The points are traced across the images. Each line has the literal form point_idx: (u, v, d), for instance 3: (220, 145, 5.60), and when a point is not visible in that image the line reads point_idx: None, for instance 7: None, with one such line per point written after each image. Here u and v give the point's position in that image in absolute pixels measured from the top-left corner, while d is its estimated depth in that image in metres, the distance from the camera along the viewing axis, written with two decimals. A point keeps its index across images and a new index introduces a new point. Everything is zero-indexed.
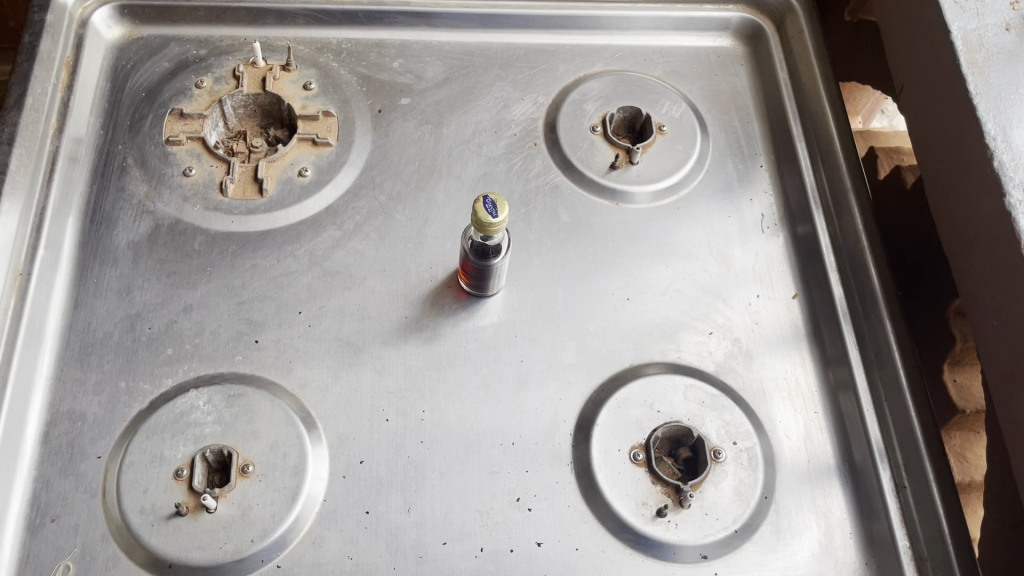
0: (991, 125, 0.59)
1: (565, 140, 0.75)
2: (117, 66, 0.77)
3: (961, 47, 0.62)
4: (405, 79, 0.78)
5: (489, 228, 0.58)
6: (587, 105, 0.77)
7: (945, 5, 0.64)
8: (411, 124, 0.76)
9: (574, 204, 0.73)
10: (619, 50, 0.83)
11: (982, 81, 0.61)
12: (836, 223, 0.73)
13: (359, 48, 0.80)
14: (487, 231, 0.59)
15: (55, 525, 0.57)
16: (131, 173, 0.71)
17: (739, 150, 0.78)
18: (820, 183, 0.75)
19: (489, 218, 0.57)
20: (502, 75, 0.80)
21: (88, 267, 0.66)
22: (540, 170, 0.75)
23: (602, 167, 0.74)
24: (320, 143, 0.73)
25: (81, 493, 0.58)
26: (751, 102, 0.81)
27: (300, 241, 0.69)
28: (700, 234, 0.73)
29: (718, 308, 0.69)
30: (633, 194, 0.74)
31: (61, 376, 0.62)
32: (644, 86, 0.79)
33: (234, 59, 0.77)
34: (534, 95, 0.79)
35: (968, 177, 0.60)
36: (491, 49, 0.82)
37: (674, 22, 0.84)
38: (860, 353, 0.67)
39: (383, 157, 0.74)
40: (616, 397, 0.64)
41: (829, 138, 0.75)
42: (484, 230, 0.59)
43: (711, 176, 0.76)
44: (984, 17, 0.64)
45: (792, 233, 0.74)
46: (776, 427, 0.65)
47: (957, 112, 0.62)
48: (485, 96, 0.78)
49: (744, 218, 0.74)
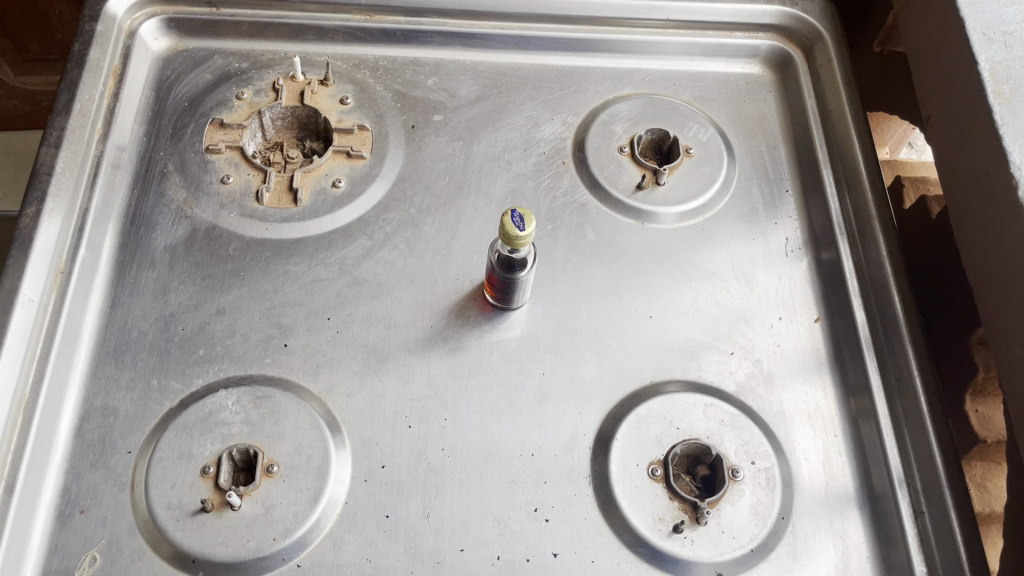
0: (1016, 155, 0.59)
1: (593, 159, 0.77)
2: (161, 77, 0.79)
3: (988, 78, 0.63)
4: (438, 97, 0.80)
5: (515, 241, 0.59)
6: (615, 126, 0.79)
7: (974, 37, 0.65)
8: (443, 140, 0.78)
9: (600, 223, 0.75)
10: (649, 74, 0.84)
11: (1008, 112, 0.61)
12: (861, 249, 0.73)
13: (395, 65, 0.82)
14: (515, 244, 0.60)
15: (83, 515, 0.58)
16: (171, 180, 0.73)
17: (765, 175, 0.79)
18: (846, 210, 0.76)
19: (516, 231, 0.59)
20: (533, 95, 0.82)
21: (126, 268, 0.69)
22: (567, 188, 0.76)
23: (629, 187, 0.76)
24: (355, 156, 0.75)
25: (110, 486, 0.59)
26: (778, 128, 0.82)
27: (331, 249, 0.71)
28: (724, 256, 0.74)
29: (740, 330, 0.70)
30: (658, 214, 0.75)
31: (95, 373, 0.64)
32: (671, 109, 0.81)
33: (274, 73, 0.79)
34: (564, 115, 0.81)
35: (995, 206, 0.60)
36: (524, 69, 0.83)
37: (703, 48, 0.85)
38: (881, 379, 0.67)
39: (415, 171, 0.76)
40: (636, 413, 0.64)
41: (855, 165, 0.76)
42: (511, 244, 0.60)
43: (736, 199, 0.77)
44: (1012, 49, 0.64)
45: (815, 259, 0.74)
46: (795, 449, 0.65)
47: (984, 141, 0.62)
48: (516, 115, 0.80)
49: (769, 242, 0.75)
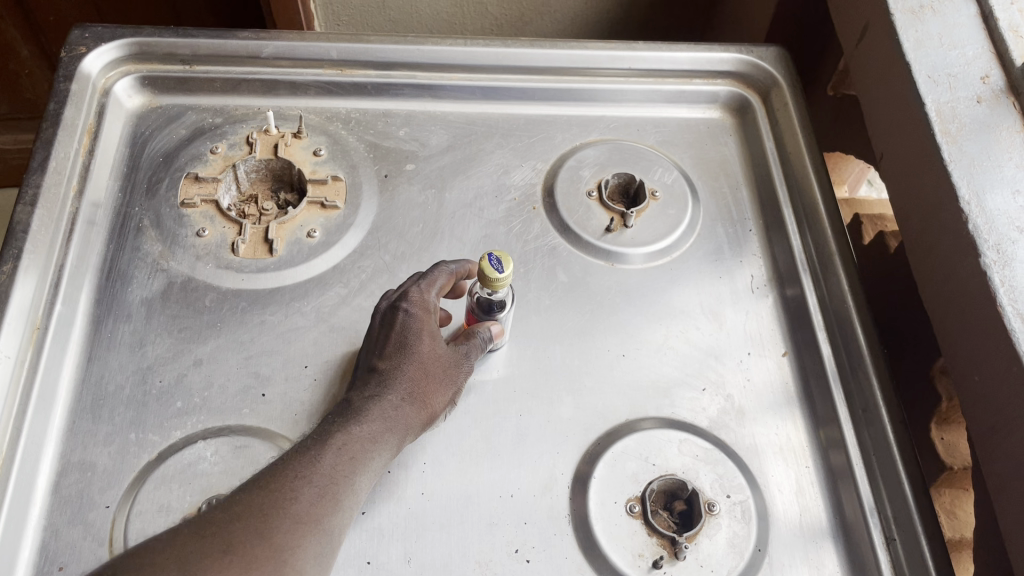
0: (965, 190, 0.62)
1: (562, 204, 0.79)
2: (136, 133, 0.80)
3: (935, 118, 0.65)
4: (410, 147, 0.82)
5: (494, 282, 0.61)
6: (582, 172, 0.82)
7: (919, 79, 0.67)
8: (416, 189, 0.80)
9: (571, 265, 0.76)
10: (613, 121, 0.87)
11: (955, 149, 0.63)
12: (823, 284, 0.75)
13: (367, 117, 0.84)
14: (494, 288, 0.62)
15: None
16: (146, 234, 0.74)
17: (729, 216, 0.82)
18: (807, 247, 0.78)
19: (495, 272, 0.60)
20: (502, 143, 0.84)
21: (102, 323, 0.69)
22: (538, 233, 0.78)
23: (599, 229, 0.78)
24: (329, 207, 0.76)
25: (210, 543, 0.47)
26: (740, 171, 0.85)
27: (307, 298, 0.72)
28: (692, 294, 0.76)
29: (711, 366, 0.72)
30: (628, 255, 0.77)
31: (73, 428, 0.64)
32: (637, 154, 0.84)
33: (248, 127, 0.81)
34: (533, 162, 0.83)
35: (949, 238, 0.63)
36: (493, 119, 0.86)
37: (666, 94, 0.88)
38: (849, 409, 0.69)
39: (389, 219, 0.77)
40: (612, 451, 0.65)
41: (815, 204, 0.78)
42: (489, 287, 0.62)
43: (702, 239, 0.79)
44: (957, 90, 0.67)
45: (780, 295, 0.77)
46: (768, 482, 0.66)
47: (934, 178, 0.64)
48: (486, 163, 0.82)
49: (734, 280, 0.77)
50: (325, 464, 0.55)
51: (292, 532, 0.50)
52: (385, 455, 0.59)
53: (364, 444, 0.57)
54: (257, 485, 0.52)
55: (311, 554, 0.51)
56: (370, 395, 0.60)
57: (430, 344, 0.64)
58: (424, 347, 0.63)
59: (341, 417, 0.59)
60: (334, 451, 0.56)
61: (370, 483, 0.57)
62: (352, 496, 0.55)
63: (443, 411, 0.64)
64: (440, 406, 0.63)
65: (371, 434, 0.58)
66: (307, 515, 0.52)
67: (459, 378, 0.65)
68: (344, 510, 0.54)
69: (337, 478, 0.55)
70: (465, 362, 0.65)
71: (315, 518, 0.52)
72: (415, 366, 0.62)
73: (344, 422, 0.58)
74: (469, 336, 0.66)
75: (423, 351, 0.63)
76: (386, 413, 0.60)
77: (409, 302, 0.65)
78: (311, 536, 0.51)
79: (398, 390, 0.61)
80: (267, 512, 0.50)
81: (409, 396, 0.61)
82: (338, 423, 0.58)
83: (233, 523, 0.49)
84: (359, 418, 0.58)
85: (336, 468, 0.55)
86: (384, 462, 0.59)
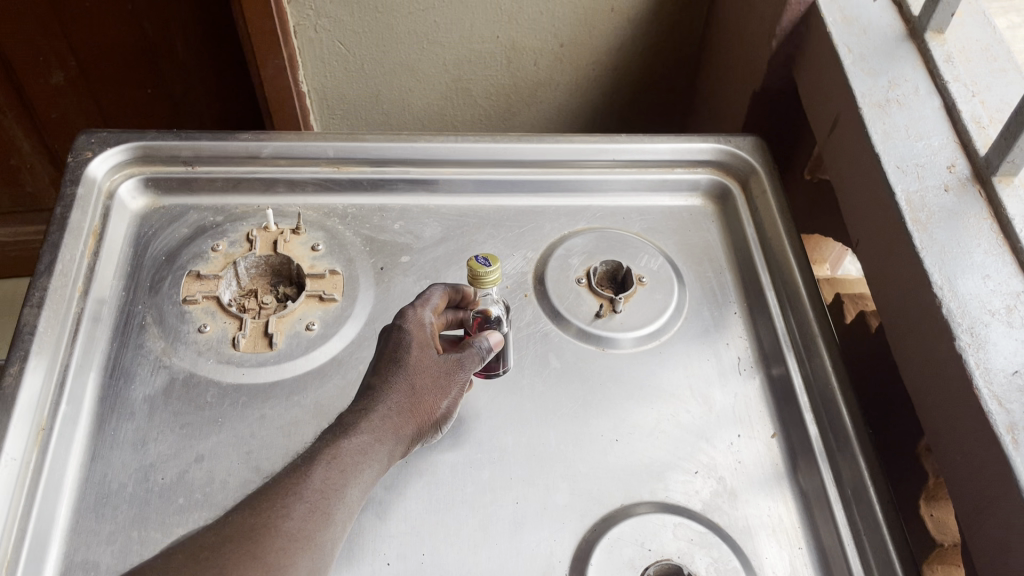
0: (937, 276, 0.64)
1: (553, 291, 0.82)
2: (139, 233, 0.83)
3: (905, 206, 0.68)
4: (405, 239, 0.85)
5: (482, 273, 0.66)
6: (572, 259, 0.85)
7: (888, 169, 0.71)
8: (411, 279, 0.82)
9: (563, 351, 0.79)
10: (599, 210, 0.90)
11: (926, 236, 0.66)
12: (808, 365, 0.77)
13: (363, 212, 0.87)
14: (481, 284, 0.67)
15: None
16: (149, 332, 0.76)
17: (714, 298, 0.84)
18: (791, 328, 0.80)
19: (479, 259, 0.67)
20: (494, 233, 0.87)
21: (106, 421, 0.70)
22: (530, 319, 0.81)
23: (589, 315, 0.80)
24: (327, 299, 0.79)
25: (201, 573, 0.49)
26: (723, 255, 0.88)
27: (307, 390, 0.74)
28: (682, 376, 0.78)
29: (702, 449, 0.73)
30: (618, 340, 0.79)
31: (76, 528, 0.65)
32: (623, 242, 0.87)
33: (248, 224, 0.84)
34: (524, 251, 0.86)
35: (924, 322, 0.65)
36: (484, 210, 0.89)
37: (649, 183, 0.92)
38: (838, 490, 0.70)
39: (385, 310, 0.80)
40: (608, 537, 0.66)
41: (796, 286, 0.81)
42: (477, 282, 0.67)
43: (689, 322, 0.82)
44: (925, 179, 0.70)
45: (767, 375, 0.79)
46: (763, 564, 0.67)
47: (908, 264, 0.67)
48: (479, 252, 0.85)
49: (722, 360, 0.79)
50: (315, 480, 0.56)
51: (282, 552, 0.52)
52: (377, 466, 0.60)
53: (355, 455, 0.59)
54: (249, 505, 0.54)
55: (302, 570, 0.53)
56: (362, 407, 0.62)
57: (422, 356, 0.66)
58: (415, 361, 0.65)
59: (333, 430, 0.61)
60: (324, 464, 0.57)
61: (363, 492, 0.59)
62: (345, 509, 0.57)
63: (435, 418, 0.66)
64: (431, 414, 0.65)
65: (360, 446, 0.60)
66: (298, 531, 0.54)
67: (454, 387, 0.67)
68: (336, 523, 0.56)
69: (327, 493, 0.56)
70: (458, 373, 0.67)
71: (305, 535, 0.54)
72: (406, 378, 0.64)
73: (335, 434, 0.60)
74: (463, 349, 0.68)
75: (414, 363, 0.65)
76: (376, 424, 0.61)
77: (404, 321, 0.68)
78: (302, 551, 0.53)
79: (391, 400, 0.62)
80: (258, 534, 0.52)
81: (399, 408, 0.63)
82: (328, 436, 0.60)
83: (224, 546, 0.51)
84: (348, 429, 0.60)
85: (327, 484, 0.57)
86: (374, 475, 0.60)
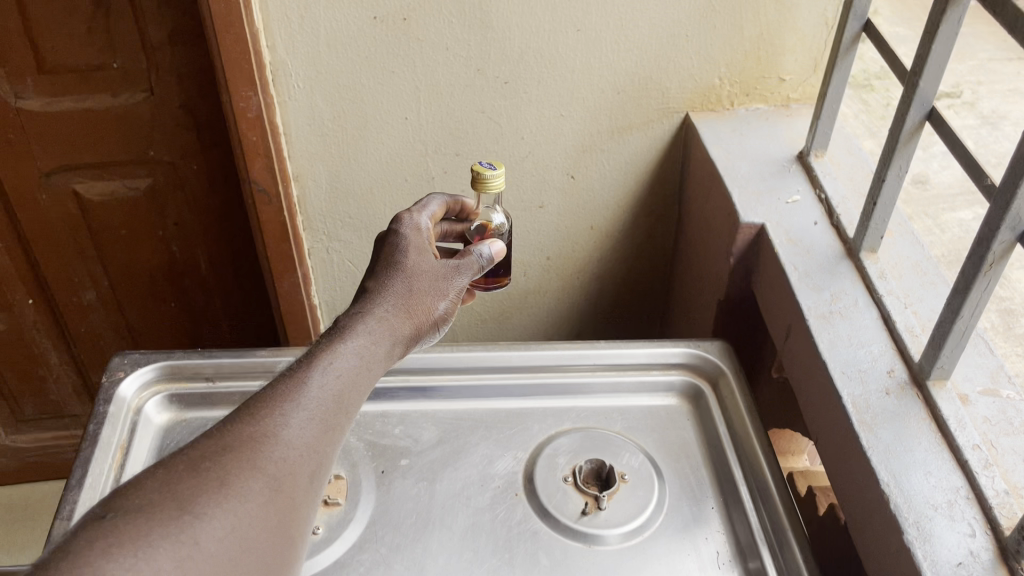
0: (884, 474, 0.70)
1: (541, 489, 0.88)
2: (163, 444, 0.90)
3: (852, 408, 0.76)
4: (404, 443, 0.93)
5: (485, 178, 0.78)
6: (558, 458, 0.91)
7: (836, 374, 0.79)
8: (409, 481, 0.89)
9: (551, 548, 0.84)
10: (583, 410, 0.98)
11: (871, 436, 0.73)
12: (782, 559, 0.82)
13: (367, 418, 0.96)
14: (484, 189, 0.78)
15: (174, 522, 0.49)
16: None
17: (691, 492, 0.90)
18: (764, 522, 0.85)
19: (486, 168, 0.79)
20: (486, 435, 0.95)
21: None
22: (520, 517, 0.86)
23: (575, 512, 0.86)
24: (331, 503, 0.86)
25: (208, 477, 0.53)
26: (700, 451, 0.94)
27: None
28: (665, 571, 0.82)
29: None
30: (604, 536, 0.84)
31: None
32: (606, 441, 0.94)
33: None
34: (514, 451, 0.93)
35: (878, 517, 0.70)
36: (478, 414, 0.97)
37: (628, 385, 1.00)
38: None
39: (385, 512, 0.86)
40: None
41: (765, 481, 0.88)
42: (480, 186, 0.78)
43: (671, 516, 0.87)
44: (868, 383, 0.78)
45: (745, 569, 0.82)
46: None
47: (859, 462, 0.73)
48: (473, 453, 0.92)
49: (701, 554, 0.84)
50: (313, 384, 0.61)
51: (280, 471, 0.56)
52: (373, 368, 0.66)
53: (351, 354, 0.64)
54: (247, 413, 0.58)
55: (302, 490, 0.57)
56: (359, 310, 0.69)
57: (419, 260, 0.74)
58: (410, 263, 0.73)
59: (330, 334, 0.66)
60: (320, 370, 0.62)
61: (362, 391, 0.64)
62: (343, 411, 0.62)
63: (434, 320, 0.73)
64: (430, 315, 0.72)
65: (358, 346, 0.65)
66: (297, 447, 0.57)
67: (449, 292, 0.74)
68: (333, 433, 0.61)
69: (325, 401, 0.61)
70: (454, 275, 0.75)
71: (303, 443, 0.58)
72: (403, 279, 0.72)
73: (332, 339, 0.65)
74: (463, 256, 0.77)
75: (413, 268, 0.73)
76: (374, 324, 0.68)
77: (401, 228, 0.77)
78: (302, 463, 0.57)
79: (390, 298, 0.70)
80: (258, 444, 0.56)
81: (397, 307, 0.70)
82: (331, 337, 0.66)
83: (225, 455, 0.54)
84: (350, 331, 0.66)
85: (325, 386, 0.61)
86: (372, 368, 0.66)
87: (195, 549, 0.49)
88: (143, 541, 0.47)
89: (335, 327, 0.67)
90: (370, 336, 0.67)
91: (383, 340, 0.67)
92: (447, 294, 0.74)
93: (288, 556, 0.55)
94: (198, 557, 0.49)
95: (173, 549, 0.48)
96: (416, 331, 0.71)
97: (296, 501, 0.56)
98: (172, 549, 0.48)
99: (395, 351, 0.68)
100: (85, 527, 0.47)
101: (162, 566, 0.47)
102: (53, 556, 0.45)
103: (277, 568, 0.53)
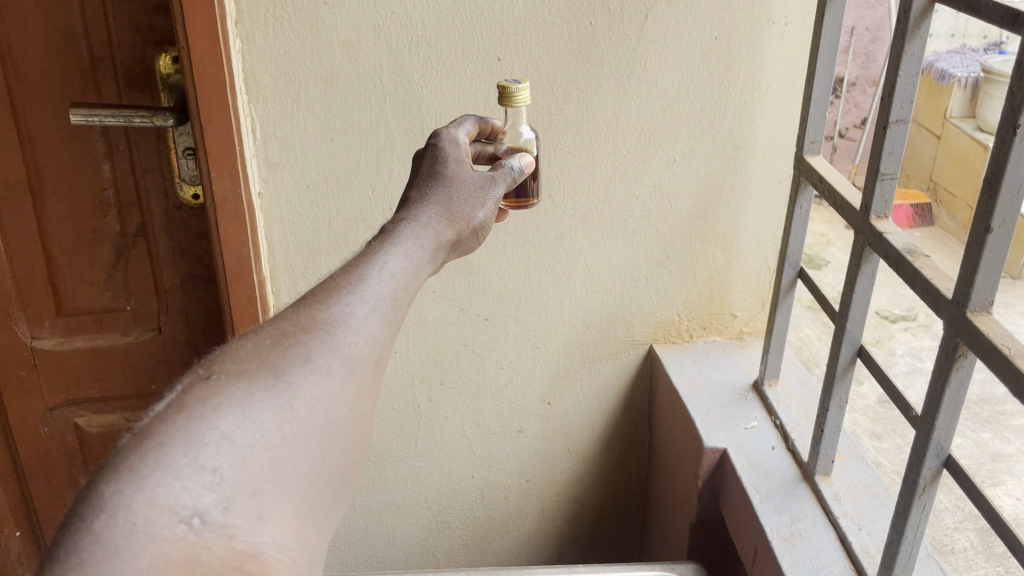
0: None
1: None
2: None
3: None
4: None
5: (511, 92, 0.78)
6: None
7: None
8: None
9: None
10: None
11: None
12: None
13: None
14: (512, 103, 0.78)
15: (269, 387, 0.52)
16: None
17: None
18: None
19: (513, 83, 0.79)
20: None
21: None
22: None
23: None
24: None
25: (293, 351, 0.54)
26: None
27: None
28: None
29: None
30: None
31: None
32: None
33: None
34: None
35: None
36: None
37: None
38: None
39: None
40: None
41: None
42: (508, 100, 0.78)
43: None
44: None
45: None
46: None
47: None
48: None
49: None
50: (372, 276, 0.60)
51: (356, 353, 0.56)
52: (426, 250, 0.67)
53: (405, 251, 0.64)
54: (308, 302, 0.58)
55: (372, 375, 0.57)
56: (405, 215, 0.70)
57: (458, 170, 0.76)
58: (449, 171, 0.76)
59: (380, 234, 0.66)
60: (376, 264, 0.62)
61: (419, 281, 0.64)
62: (404, 298, 0.62)
63: (474, 229, 0.74)
64: (469, 223, 0.73)
65: (409, 244, 0.65)
66: (364, 326, 0.58)
67: (489, 195, 0.76)
68: (396, 322, 0.60)
69: (387, 296, 0.60)
70: (491, 185, 0.77)
71: (369, 330, 0.58)
72: (443, 190, 0.74)
73: (383, 237, 0.65)
74: (496, 169, 0.80)
75: (453, 180, 0.75)
76: (422, 222, 0.69)
77: (439, 141, 0.80)
78: (371, 350, 0.57)
79: (432, 207, 0.71)
80: (329, 327, 0.56)
81: (442, 207, 0.72)
82: (381, 238, 0.66)
83: (301, 335, 0.55)
84: (399, 237, 0.66)
85: (383, 281, 0.61)
86: (427, 257, 0.66)
87: (291, 413, 0.51)
88: (246, 399, 0.50)
89: (386, 230, 0.67)
90: (420, 234, 0.67)
91: (431, 237, 0.68)
92: (485, 198, 0.75)
93: (364, 431, 0.57)
94: (293, 421, 0.51)
95: (272, 409, 0.51)
96: (463, 229, 0.72)
97: (373, 384, 0.57)
98: (270, 408, 0.51)
99: (447, 229, 0.70)
100: (191, 387, 0.50)
101: (264, 423, 0.50)
102: (167, 408, 0.49)
103: (357, 443, 0.56)
